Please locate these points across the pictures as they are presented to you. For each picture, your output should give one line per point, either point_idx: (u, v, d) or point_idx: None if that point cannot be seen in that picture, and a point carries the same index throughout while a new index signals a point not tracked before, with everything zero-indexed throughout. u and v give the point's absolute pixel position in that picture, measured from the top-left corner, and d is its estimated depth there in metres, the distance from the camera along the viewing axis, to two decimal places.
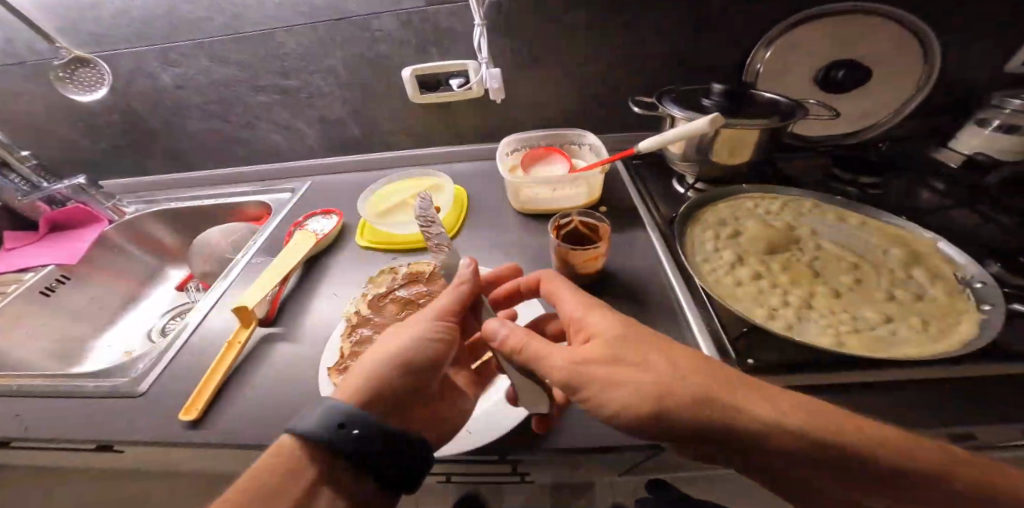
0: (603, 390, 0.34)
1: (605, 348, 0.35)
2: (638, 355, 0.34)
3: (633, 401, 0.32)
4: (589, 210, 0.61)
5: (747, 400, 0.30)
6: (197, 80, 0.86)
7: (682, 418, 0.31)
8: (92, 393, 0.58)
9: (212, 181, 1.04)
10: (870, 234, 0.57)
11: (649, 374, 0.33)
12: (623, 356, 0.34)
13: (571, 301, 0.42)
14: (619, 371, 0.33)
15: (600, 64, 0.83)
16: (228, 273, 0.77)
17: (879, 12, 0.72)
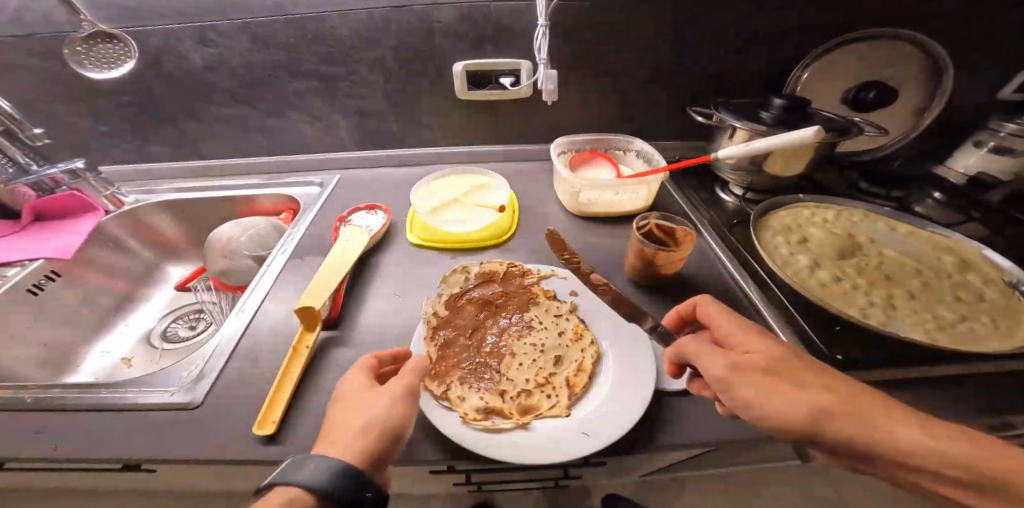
0: (764, 398, 0.36)
1: (765, 362, 0.38)
2: (796, 373, 0.37)
3: (790, 412, 0.36)
4: (665, 214, 0.63)
5: (896, 425, 0.34)
6: (231, 62, 0.81)
7: (834, 431, 0.34)
8: (132, 407, 0.51)
9: (226, 172, 0.96)
10: (922, 242, 0.67)
11: (806, 392, 0.36)
12: (782, 373, 0.37)
13: (728, 322, 0.43)
14: (780, 384, 0.36)
15: (651, 72, 0.85)
16: (266, 270, 0.71)
17: (906, 40, 0.79)
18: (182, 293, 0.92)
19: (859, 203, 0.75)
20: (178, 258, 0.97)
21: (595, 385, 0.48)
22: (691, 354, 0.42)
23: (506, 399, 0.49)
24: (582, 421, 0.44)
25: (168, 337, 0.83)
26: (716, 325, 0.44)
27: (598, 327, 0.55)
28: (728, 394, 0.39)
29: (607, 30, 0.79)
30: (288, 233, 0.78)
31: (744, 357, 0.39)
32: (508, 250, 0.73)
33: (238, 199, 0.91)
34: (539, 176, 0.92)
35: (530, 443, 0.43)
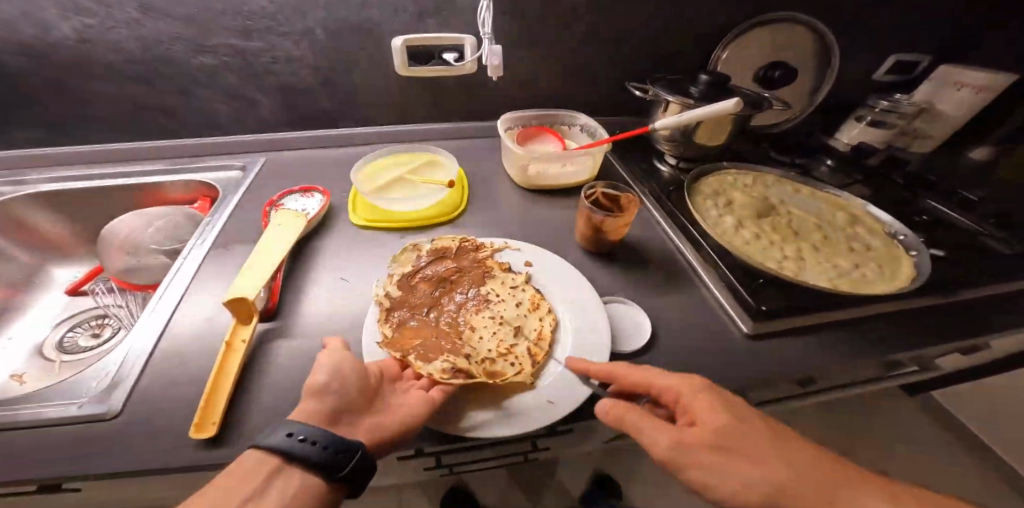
0: (712, 479, 0.36)
1: (707, 438, 0.37)
2: (742, 445, 0.36)
3: (737, 492, 0.35)
4: (612, 183, 0.66)
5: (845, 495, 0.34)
6: (115, 34, 0.68)
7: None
8: (25, 424, 0.43)
9: (121, 157, 0.82)
10: (822, 203, 0.77)
11: (757, 470, 0.35)
12: (726, 447, 0.37)
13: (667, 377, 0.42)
14: (729, 461, 0.36)
15: (588, 49, 0.87)
16: (182, 263, 0.63)
17: (801, 24, 0.89)
18: (76, 297, 0.79)
19: (772, 169, 0.84)
20: (69, 260, 0.83)
21: (556, 351, 0.50)
22: (631, 429, 0.40)
23: (471, 365, 0.48)
24: (547, 390, 0.46)
25: (66, 347, 0.72)
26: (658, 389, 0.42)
27: (553, 294, 0.57)
28: (679, 471, 0.38)
29: (548, 6, 0.79)
30: (207, 222, 0.70)
31: (688, 432, 0.38)
32: (459, 227, 0.72)
33: (144, 187, 0.79)
34: (486, 154, 0.91)
35: (499, 415, 0.44)
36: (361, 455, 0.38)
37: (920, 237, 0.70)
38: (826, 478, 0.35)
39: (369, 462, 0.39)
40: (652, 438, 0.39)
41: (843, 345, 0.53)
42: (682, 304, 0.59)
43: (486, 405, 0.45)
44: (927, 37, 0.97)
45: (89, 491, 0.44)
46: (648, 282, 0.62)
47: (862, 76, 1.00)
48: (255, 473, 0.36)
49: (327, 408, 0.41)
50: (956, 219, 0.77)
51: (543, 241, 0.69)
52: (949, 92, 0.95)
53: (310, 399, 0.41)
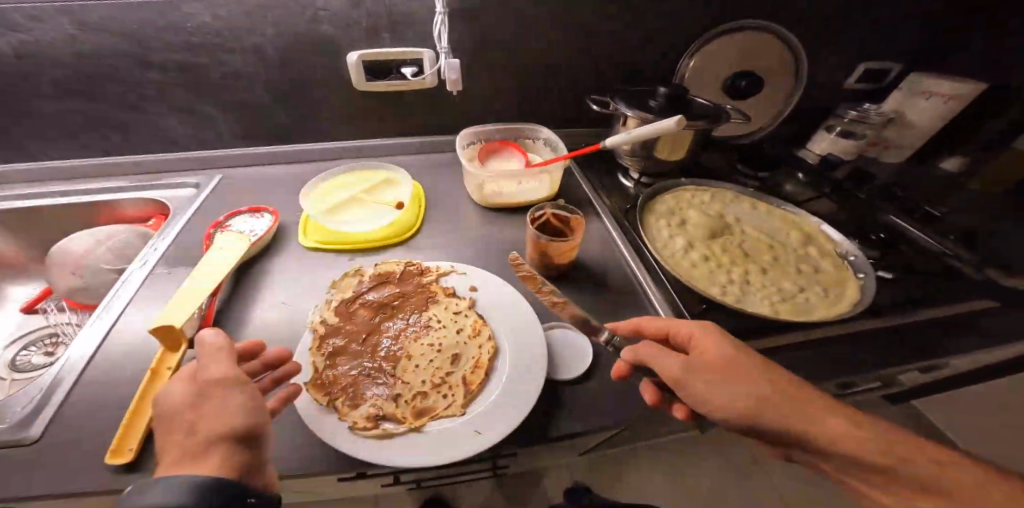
0: (709, 392, 0.38)
1: (715, 360, 0.39)
2: (740, 367, 0.38)
3: (730, 407, 0.37)
4: (560, 204, 0.66)
5: (820, 416, 0.35)
6: (55, 50, 0.67)
7: (776, 422, 0.35)
8: None
9: (75, 173, 0.80)
10: (778, 220, 0.77)
11: (750, 386, 0.37)
12: (730, 367, 0.38)
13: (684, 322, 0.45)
14: (725, 379, 0.38)
15: (550, 63, 0.85)
16: (123, 286, 0.62)
17: (769, 31, 0.87)
18: (30, 315, 0.78)
19: (731, 185, 0.83)
20: (23, 277, 0.82)
21: (490, 380, 0.50)
22: (643, 359, 0.43)
23: (401, 403, 0.48)
24: (475, 419, 0.45)
25: (18, 366, 0.71)
26: (673, 329, 0.45)
27: (494, 320, 0.57)
28: (683, 393, 0.40)
29: (505, 19, 0.78)
30: (153, 242, 0.69)
31: (696, 357, 0.40)
32: (413, 248, 0.71)
33: (93, 204, 0.78)
34: (449, 169, 0.90)
35: (423, 447, 0.43)
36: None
37: (870, 258, 0.69)
38: (807, 402, 0.36)
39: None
40: (660, 363, 0.42)
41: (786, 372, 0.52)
42: (628, 330, 0.58)
43: (412, 438, 0.44)
44: (895, 48, 0.96)
45: None
46: (596, 306, 0.61)
47: (831, 86, 0.99)
48: None
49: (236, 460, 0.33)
50: (919, 237, 0.77)
51: (495, 262, 0.68)
52: (918, 103, 0.92)
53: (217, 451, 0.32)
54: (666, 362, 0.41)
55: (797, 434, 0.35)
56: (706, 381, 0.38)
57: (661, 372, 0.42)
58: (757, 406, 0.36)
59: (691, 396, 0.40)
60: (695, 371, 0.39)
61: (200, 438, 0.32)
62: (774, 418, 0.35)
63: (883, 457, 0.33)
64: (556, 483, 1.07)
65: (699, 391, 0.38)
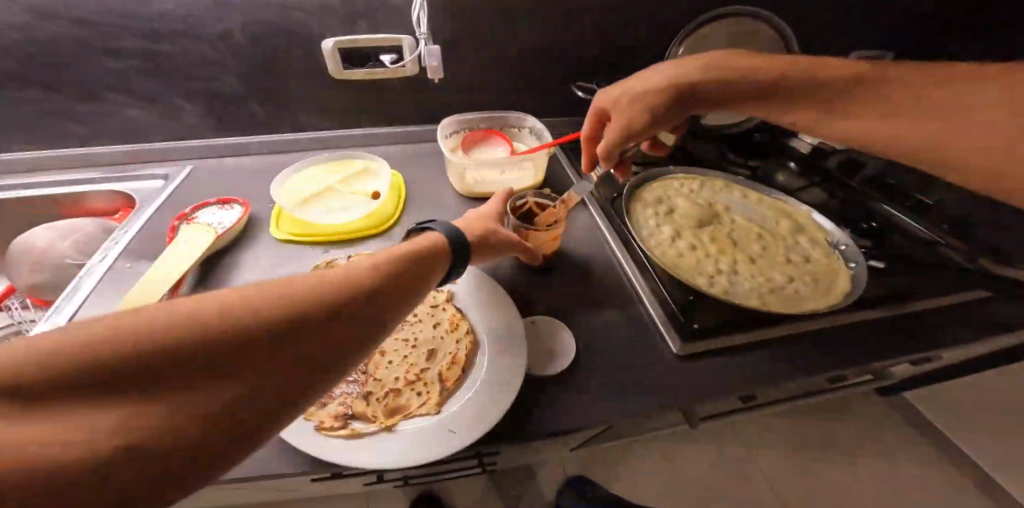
0: (631, 89, 0.58)
1: (628, 85, 0.59)
2: (639, 74, 0.59)
3: (650, 92, 0.56)
4: (542, 192, 0.65)
5: (734, 69, 0.53)
6: (5, 36, 0.63)
7: (681, 82, 0.55)
8: None
9: (35, 167, 0.76)
10: (768, 209, 0.75)
11: (654, 78, 0.57)
12: (639, 77, 0.58)
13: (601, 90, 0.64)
14: (637, 80, 0.58)
15: (535, 50, 0.83)
16: (80, 282, 0.58)
17: (760, 17, 0.84)
18: None
19: (721, 173, 0.81)
20: None
21: (467, 377, 0.47)
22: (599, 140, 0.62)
23: (371, 402, 0.46)
24: (450, 417, 0.43)
25: None
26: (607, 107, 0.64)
27: (473, 314, 0.54)
28: (624, 105, 0.59)
29: (486, 4, 0.74)
30: (116, 235, 0.65)
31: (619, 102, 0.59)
32: (392, 239, 0.68)
33: (55, 199, 0.74)
34: (432, 158, 0.87)
35: (394, 447, 0.41)
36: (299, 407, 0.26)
37: (860, 247, 0.68)
38: (720, 63, 0.54)
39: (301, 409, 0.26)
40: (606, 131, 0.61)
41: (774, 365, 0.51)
42: (614, 321, 0.56)
43: (382, 438, 0.42)
44: (888, 37, 0.94)
45: None
46: (580, 296, 0.59)
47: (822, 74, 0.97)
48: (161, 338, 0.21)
49: (367, 279, 0.32)
50: (911, 226, 0.75)
51: None
52: None
53: (343, 282, 0.31)
54: (643, 83, 0.57)
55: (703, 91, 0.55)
56: (678, 86, 0.55)
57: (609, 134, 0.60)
58: (719, 72, 0.53)
59: (679, 89, 0.55)
60: (655, 72, 0.57)
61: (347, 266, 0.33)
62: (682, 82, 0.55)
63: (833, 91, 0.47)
64: (550, 476, 1.06)
65: (633, 107, 0.58)
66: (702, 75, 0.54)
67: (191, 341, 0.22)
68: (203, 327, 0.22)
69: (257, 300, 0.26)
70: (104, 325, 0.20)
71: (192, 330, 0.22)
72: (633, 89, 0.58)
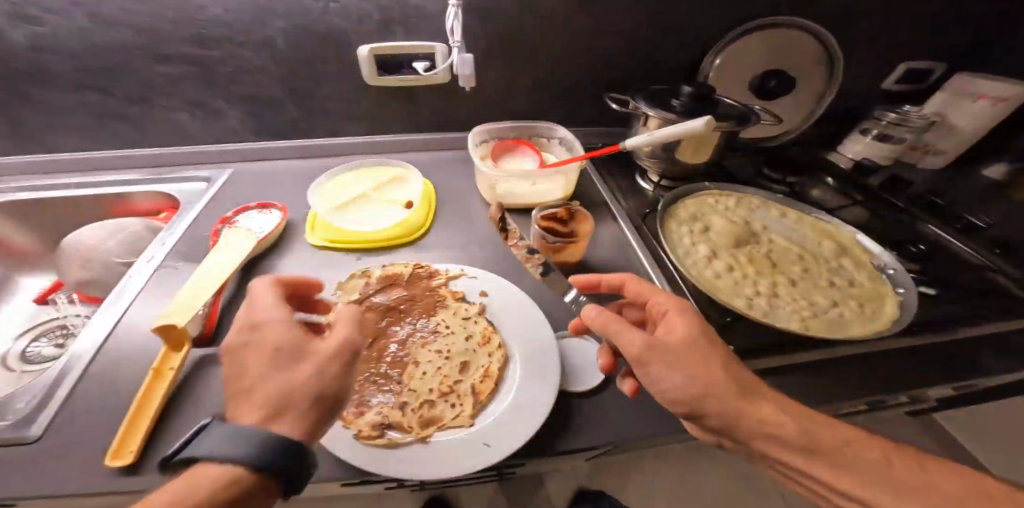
0: (677, 363, 0.38)
1: (694, 345, 0.39)
2: (712, 353, 0.39)
3: (687, 384, 0.37)
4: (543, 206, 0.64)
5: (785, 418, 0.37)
6: (69, 43, 0.67)
7: (726, 399, 0.37)
8: None
9: (88, 166, 0.80)
10: (808, 228, 0.73)
11: (710, 371, 0.38)
12: (705, 351, 0.39)
13: (662, 296, 0.46)
14: (693, 356, 0.39)
15: (569, 58, 0.82)
16: (128, 282, 0.61)
17: (801, 27, 0.82)
18: (43, 307, 0.79)
19: (757, 190, 0.80)
20: (37, 269, 0.83)
21: (500, 391, 0.48)
22: (611, 329, 0.41)
23: (407, 412, 0.46)
24: (484, 430, 0.43)
25: (29, 357, 0.71)
26: (651, 301, 0.47)
27: (506, 326, 0.54)
28: (650, 360, 0.39)
29: (522, 13, 0.74)
30: (162, 237, 0.68)
31: (661, 338, 0.40)
32: (423, 248, 0.69)
33: (105, 198, 0.77)
34: (461, 166, 0.88)
35: (430, 458, 0.41)
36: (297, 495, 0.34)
37: (910, 273, 0.65)
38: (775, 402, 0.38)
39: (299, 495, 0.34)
40: (625, 338, 0.40)
41: (814, 391, 0.49)
42: None
43: (417, 448, 0.42)
44: (940, 46, 0.89)
45: None
46: (609, 311, 0.59)
47: (866, 85, 0.94)
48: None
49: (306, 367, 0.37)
50: (960, 249, 0.72)
51: (505, 265, 0.66)
52: (965, 104, 0.87)
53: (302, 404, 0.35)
54: (706, 370, 0.38)
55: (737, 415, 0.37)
56: (743, 410, 0.37)
57: (621, 344, 0.41)
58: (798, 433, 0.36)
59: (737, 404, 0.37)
60: (745, 383, 0.38)
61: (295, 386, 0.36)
62: (720, 404, 0.37)
63: (909, 471, 0.34)
64: (562, 485, 1.05)
65: (659, 368, 0.39)
66: (790, 425, 0.36)
67: None
68: None
69: (220, 440, 0.31)
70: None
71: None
72: (705, 360, 0.39)
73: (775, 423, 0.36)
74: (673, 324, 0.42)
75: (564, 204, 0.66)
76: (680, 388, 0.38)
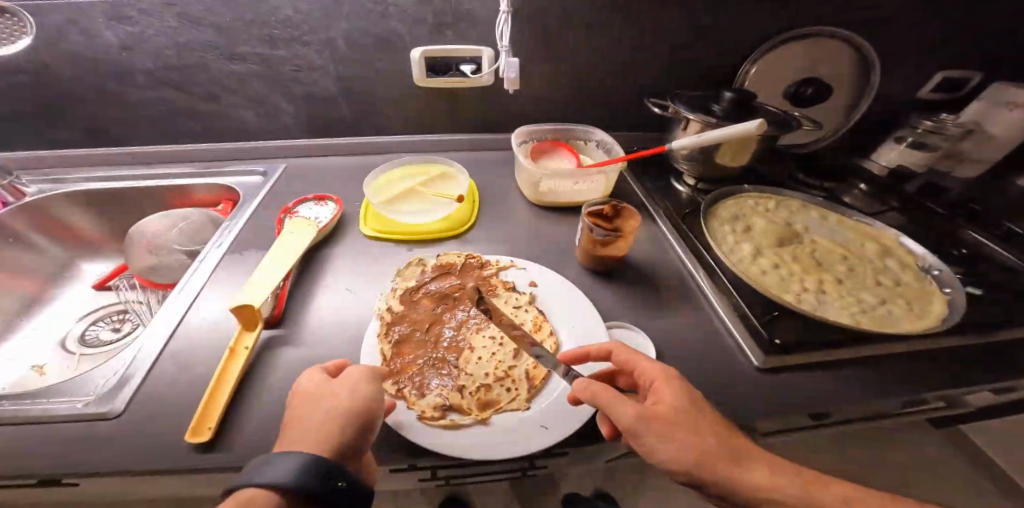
0: (669, 439, 0.37)
1: (683, 418, 0.38)
2: (705, 425, 0.38)
3: (679, 458, 0.36)
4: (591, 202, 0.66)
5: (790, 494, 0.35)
6: (155, 41, 0.73)
7: (723, 475, 0.35)
8: (33, 420, 0.44)
9: (156, 159, 0.86)
10: (849, 231, 0.75)
11: (704, 444, 0.36)
12: (696, 423, 0.38)
13: (650, 365, 0.43)
14: (685, 431, 0.37)
15: (608, 64, 0.85)
16: (199, 266, 0.65)
17: (838, 35, 0.84)
18: (102, 292, 0.81)
19: (797, 193, 0.82)
20: (96, 255, 0.85)
21: (553, 378, 0.50)
22: (601, 401, 0.39)
23: (465, 395, 0.48)
24: (541, 415, 0.45)
25: (88, 340, 0.74)
26: (636, 367, 0.44)
27: (557, 316, 0.56)
28: (643, 434, 0.38)
29: (567, 19, 0.78)
30: (225, 227, 0.72)
31: (651, 407, 0.39)
32: (468, 242, 0.71)
33: (168, 189, 0.82)
34: (500, 166, 0.91)
35: (491, 439, 0.43)
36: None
37: (956, 273, 0.66)
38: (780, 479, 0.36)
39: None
40: (617, 410, 0.38)
41: (863, 383, 0.51)
42: (691, 330, 0.57)
43: (477, 430, 0.44)
44: (977, 55, 0.90)
45: (86, 489, 0.45)
46: (655, 305, 0.60)
47: (901, 93, 0.94)
48: None
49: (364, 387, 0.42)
50: (1002, 255, 0.72)
51: (548, 259, 0.68)
52: (1000, 113, 0.87)
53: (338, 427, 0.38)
54: (699, 443, 0.36)
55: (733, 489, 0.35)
56: (736, 478, 0.35)
57: (614, 415, 0.39)
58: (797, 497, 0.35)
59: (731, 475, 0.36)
60: (738, 450, 0.37)
61: (325, 416, 0.39)
62: (716, 477, 0.35)
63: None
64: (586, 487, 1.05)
65: (653, 442, 0.37)
66: (791, 491, 0.35)
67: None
68: None
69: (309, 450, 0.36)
70: None
71: None
72: (697, 432, 0.37)
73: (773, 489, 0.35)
74: (659, 396, 0.40)
75: (609, 201, 0.68)
76: (677, 462, 0.36)
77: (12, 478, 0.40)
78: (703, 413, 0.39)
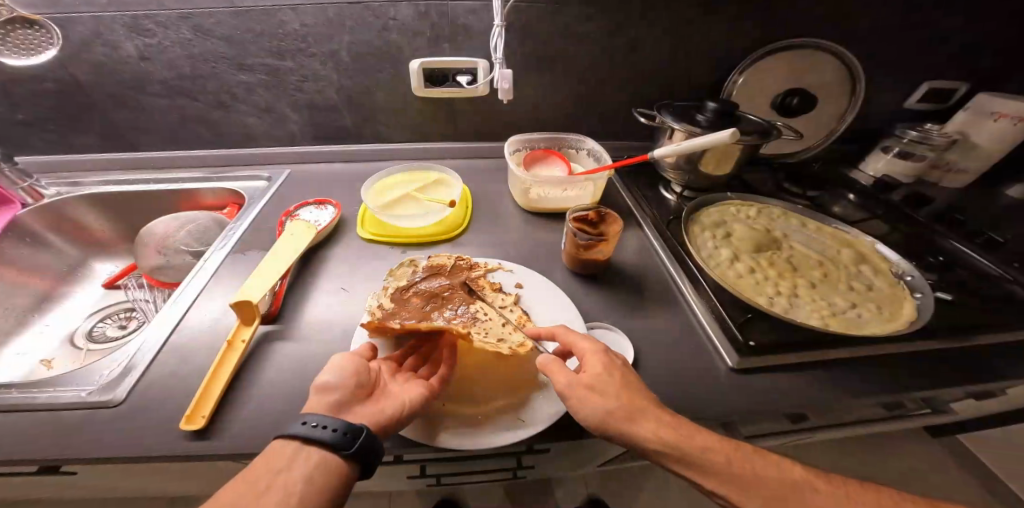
0: (581, 401, 0.44)
1: (597, 383, 0.44)
2: (614, 387, 0.44)
3: (590, 418, 0.43)
4: (576, 207, 0.69)
5: (680, 446, 0.41)
6: (171, 52, 0.77)
7: (625, 431, 0.42)
8: (39, 407, 0.47)
9: (166, 164, 0.90)
10: (827, 238, 0.78)
11: (609, 404, 0.43)
12: (606, 387, 0.44)
13: (583, 339, 0.49)
14: (594, 394, 0.44)
15: (600, 75, 0.88)
16: (203, 265, 0.68)
17: (824, 48, 0.86)
18: (111, 291, 0.85)
19: (779, 202, 0.85)
20: (108, 255, 0.89)
21: (534, 373, 0.52)
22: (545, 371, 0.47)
23: (452, 380, 0.52)
24: (518, 409, 0.48)
25: (94, 337, 0.77)
26: (574, 343, 0.50)
27: (540, 316, 0.59)
28: (567, 398, 0.45)
29: (559, 33, 0.81)
30: (230, 228, 0.75)
31: (575, 375, 0.45)
32: (460, 245, 0.75)
33: (178, 192, 0.86)
34: (494, 173, 0.94)
35: (472, 428, 0.46)
36: (366, 438, 0.42)
37: (928, 279, 0.68)
38: (678, 436, 0.41)
39: (377, 444, 0.43)
40: (553, 379, 0.46)
41: (834, 384, 0.53)
42: (666, 330, 0.59)
43: (463, 421, 0.47)
44: (962, 67, 0.92)
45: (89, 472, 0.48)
46: (636, 306, 0.63)
47: (887, 104, 0.97)
48: (269, 461, 0.40)
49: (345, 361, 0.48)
50: (979, 262, 0.74)
51: (536, 262, 0.71)
52: (985, 123, 0.89)
53: (327, 388, 0.45)
54: (602, 402, 0.43)
55: (632, 442, 0.42)
56: (630, 432, 0.42)
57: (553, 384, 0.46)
58: (682, 449, 0.40)
59: (632, 428, 0.42)
60: (636, 410, 0.42)
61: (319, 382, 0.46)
62: (617, 431, 0.42)
63: None
64: (574, 491, 1.06)
65: (573, 403, 0.44)
66: (672, 442, 0.41)
67: (282, 461, 0.40)
68: (279, 458, 0.41)
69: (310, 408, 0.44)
70: (244, 473, 0.39)
71: (275, 461, 0.40)
72: (605, 395, 0.43)
73: (662, 446, 0.40)
74: (588, 365, 0.46)
75: (595, 207, 0.71)
76: (589, 420, 0.43)
77: (18, 461, 0.43)
78: (620, 378, 0.45)
